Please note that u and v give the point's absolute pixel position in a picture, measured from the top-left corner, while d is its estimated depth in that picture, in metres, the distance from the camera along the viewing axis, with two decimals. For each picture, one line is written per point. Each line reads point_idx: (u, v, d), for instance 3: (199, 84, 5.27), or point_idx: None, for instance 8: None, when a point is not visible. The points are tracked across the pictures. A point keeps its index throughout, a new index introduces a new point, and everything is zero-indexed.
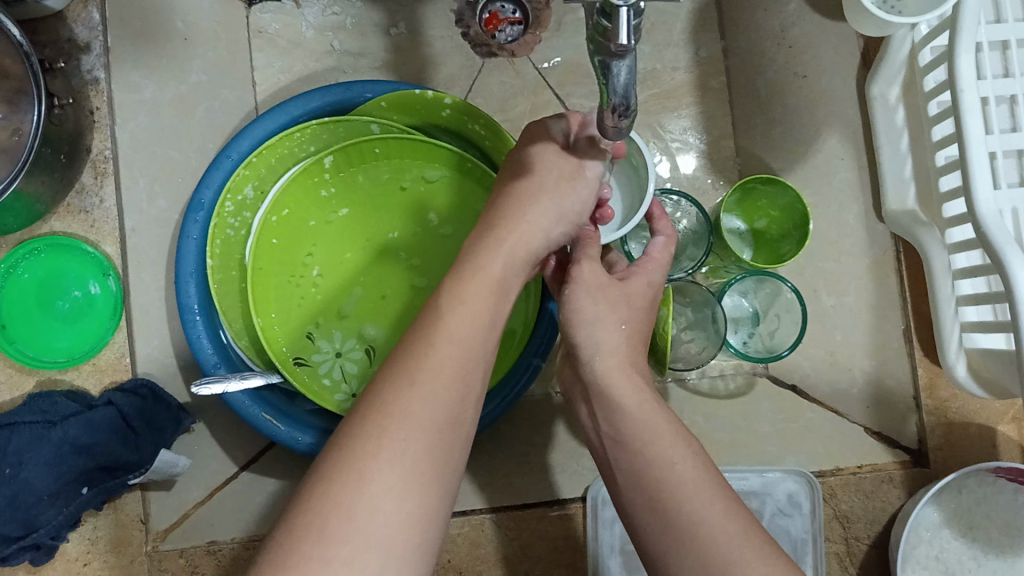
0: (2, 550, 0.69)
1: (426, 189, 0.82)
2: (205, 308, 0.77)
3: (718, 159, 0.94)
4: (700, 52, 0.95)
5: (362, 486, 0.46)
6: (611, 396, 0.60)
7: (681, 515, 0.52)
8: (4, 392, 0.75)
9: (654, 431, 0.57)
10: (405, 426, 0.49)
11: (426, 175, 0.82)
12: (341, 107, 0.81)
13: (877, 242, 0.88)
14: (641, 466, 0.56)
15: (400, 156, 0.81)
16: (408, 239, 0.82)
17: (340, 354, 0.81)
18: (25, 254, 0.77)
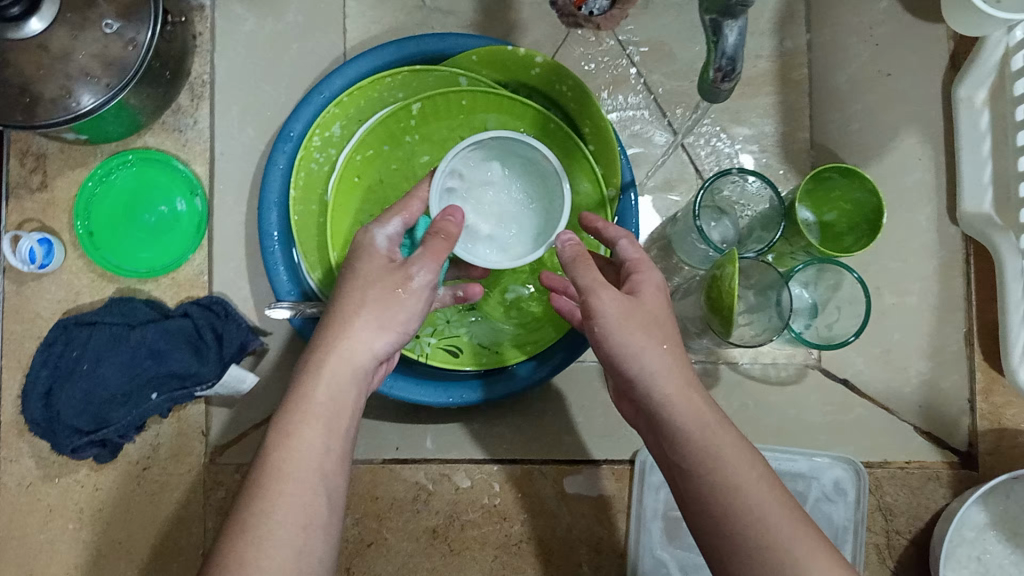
0: (70, 441, 0.72)
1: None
2: (283, 237, 0.80)
3: (791, 151, 0.95)
4: (784, 43, 0.95)
5: (264, 541, 0.50)
6: (663, 397, 0.56)
7: (736, 513, 0.51)
8: (85, 296, 0.77)
9: (704, 428, 0.54)
10: (289, 487, 0.53)
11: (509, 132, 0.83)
12: (430, 59, 0.84)
13: (947, 244, 0.87)
14: (691, 457, 0.54)
15: (485, 112, 0.83)
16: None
17: None
18: (121, 165, 0.79)
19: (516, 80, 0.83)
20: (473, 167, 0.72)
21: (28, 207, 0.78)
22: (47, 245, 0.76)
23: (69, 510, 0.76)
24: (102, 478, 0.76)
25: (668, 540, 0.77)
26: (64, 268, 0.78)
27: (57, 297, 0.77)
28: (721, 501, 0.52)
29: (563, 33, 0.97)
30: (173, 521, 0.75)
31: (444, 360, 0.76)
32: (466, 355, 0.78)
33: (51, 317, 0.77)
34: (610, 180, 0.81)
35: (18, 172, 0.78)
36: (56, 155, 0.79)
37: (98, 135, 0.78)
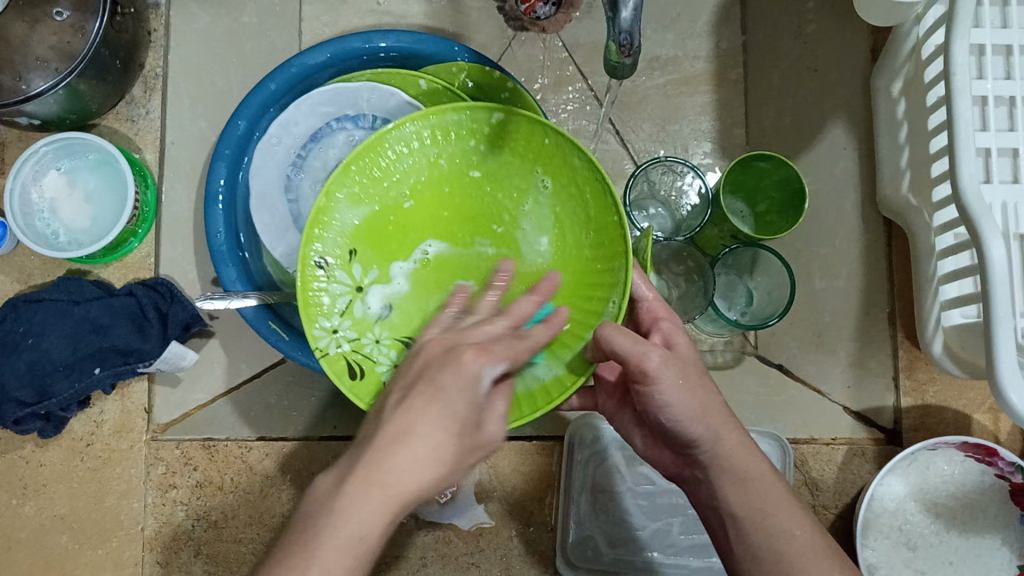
0: (13, 412, 0.74)
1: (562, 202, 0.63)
2: (231, 240, 0.82)
3: (728, 146, 0.98)
4: (721, 44, 0.99)
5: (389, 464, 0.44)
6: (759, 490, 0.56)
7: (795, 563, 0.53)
8: (36, 276, 0.80)
9: (757, 479, 0.57)
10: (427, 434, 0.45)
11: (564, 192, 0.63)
12: (393, 57, 0.86)
13: (870, 227, 0.91)
14: (740, 508, 0.57)
15: (546, 172, 0.64)
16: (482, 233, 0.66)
17: (335, 332, 0.61)
18: (74, 155, 0.81)
19: (491, 98, 0.85)
20: (72, 180, 0.80)
21: None
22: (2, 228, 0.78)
23: (12, 486, 0.78)
24: (46, 454, 0.78)
25: (597, 513, 0.79)
26: (16, 253, 0.80)
27: (10, 279, 0.80)
28: (757, 520, 0.56)
29: (508, 36, 1.00)
30: (116, 495, 0.78)
31: (356, 377, 0.60)
32: (364, 382, 0.60)
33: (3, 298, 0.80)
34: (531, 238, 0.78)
35: None
36: (12, 143, 0.82)
37: (51, 122, 0.79)
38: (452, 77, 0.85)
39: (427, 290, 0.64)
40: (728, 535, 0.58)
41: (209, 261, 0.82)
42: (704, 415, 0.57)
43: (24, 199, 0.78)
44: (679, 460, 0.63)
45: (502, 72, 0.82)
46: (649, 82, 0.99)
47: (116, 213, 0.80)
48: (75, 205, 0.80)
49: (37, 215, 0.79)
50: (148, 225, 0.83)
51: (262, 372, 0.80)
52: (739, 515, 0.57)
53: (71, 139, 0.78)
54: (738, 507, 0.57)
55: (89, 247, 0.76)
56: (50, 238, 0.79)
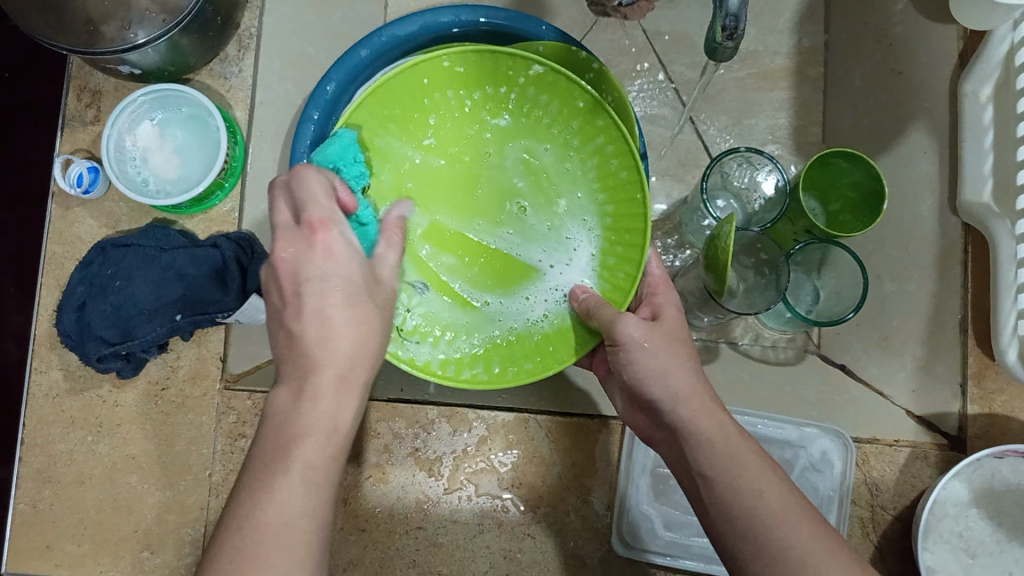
0: (96, 351, 0.76)
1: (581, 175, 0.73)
2: None
3: (803, 143, 0.97)
4: (802, 41, 0.99)
5: (270, 519, 0.44)
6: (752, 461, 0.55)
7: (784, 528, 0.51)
8: (123, 223, 0.83)
9: (735, 440, 0.56)
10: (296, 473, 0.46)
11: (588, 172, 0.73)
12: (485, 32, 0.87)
13: (948, 234, 0.89)
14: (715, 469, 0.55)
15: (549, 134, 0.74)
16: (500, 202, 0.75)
17: (408, 309, 0.72)
18: (168, 107, 0.83)
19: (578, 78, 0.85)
20: (164, 130, 0.82)
21: (81, 137, 0.83)
22: (94, 172, 0.80)
23: (88, 424, 0.80)
24: (122, 394, 0.81)
25: (654, 496, 0.81)
26: (106, 198, 0.83)
27: (99, 224, 0.82)
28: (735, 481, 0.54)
29: (590, 20, 1.01)
30: (187, 440, 0.80)
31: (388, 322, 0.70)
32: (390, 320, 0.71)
33: (91, 241, 0.82)
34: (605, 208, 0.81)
35: (74, 106, 0.84)
36: (110, 93, 0.84)
37: (151, 73, 0.81)
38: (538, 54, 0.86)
39: (448, 245, 0.75)
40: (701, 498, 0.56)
41: None
42: (664, 360, 0.60)
43: (119, 146, 0.80)
44: (650, 425, 0.63)
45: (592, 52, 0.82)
46: (728, 75, 0.99)
47: (205, 167, 0.82)
48: (165, 154, 0.82)
49: (129, 162, 0.81)
50: (234, 180, 0.84)
51: None
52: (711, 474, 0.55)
53: (167, 89, 0.80)
54: (712, 468, 0.55)
55: (179, 197, 0.78)
56: (139, 185, 0.81)
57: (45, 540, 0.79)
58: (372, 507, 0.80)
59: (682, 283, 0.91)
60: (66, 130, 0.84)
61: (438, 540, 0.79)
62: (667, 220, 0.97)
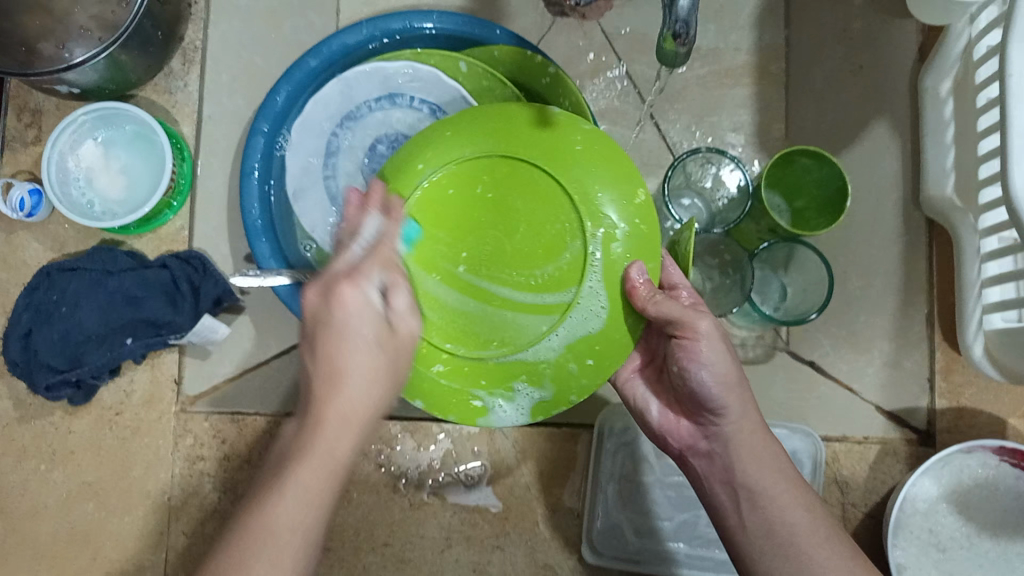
0: (45, 379, 0.74)
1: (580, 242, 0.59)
2: (267, 225, 0.82)
3: (767, 140, 0.96)
4: (763, 37, 0.97)
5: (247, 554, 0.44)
6: (790, 534, 0.57)
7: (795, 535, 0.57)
8: (70, 245, 0.80)
9: (796, 509, 0.58)
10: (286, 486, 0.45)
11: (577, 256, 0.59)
12: (436, 43, 0.87)
13: (911, 227, 0.90)
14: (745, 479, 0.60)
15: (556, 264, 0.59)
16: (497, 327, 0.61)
17: None
18: (111, 126, 0.80)
19: (535, 87, 0.83)
20: (109, 149, 0.80)
21: (23, 158, 0.81)
22: (37, 195, 0.78)
23: (38, 454, 0.78)
24: (75, 422, 0.78)
25: (622, 504, 0.78)
26: (51, 220, 0.80)
27: (44, 247, 0.80)
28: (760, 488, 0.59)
29: (548, 21, 0.99)
30: (142, 467, 0.78)
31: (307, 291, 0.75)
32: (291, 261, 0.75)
33: (38, 265, 0.80)
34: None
35: (15, 126, 0.82)
36: (51, 112, 0.82)
37: (91, 91, 0.78)
38: (493, 60, 0.85)
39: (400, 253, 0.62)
40: (742, 516, 0.59)
41: (243, 239, 0.82)
42: (731, 382, 0.60)
43: (61, 167, 0.78)
44: (694, 433, 0.64)
45: (546, 58, 0.81)
46: (689, 73, 0.98)
47: (152, 186, 0.79)
48: (110, 174, 0.80)
49: (73, 183, 0.79)
50: (183, 197, 0.82)
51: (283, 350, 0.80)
52: (758, 496, 0.59)
53: (110, 104, 0.77)
54: (758, 544, 0.58)
55: (125, 219, 0.75)
56: (85, 207, 0.79)
57: None
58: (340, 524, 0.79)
59: None
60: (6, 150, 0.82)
61: (405, 557, 0.79)
62: None
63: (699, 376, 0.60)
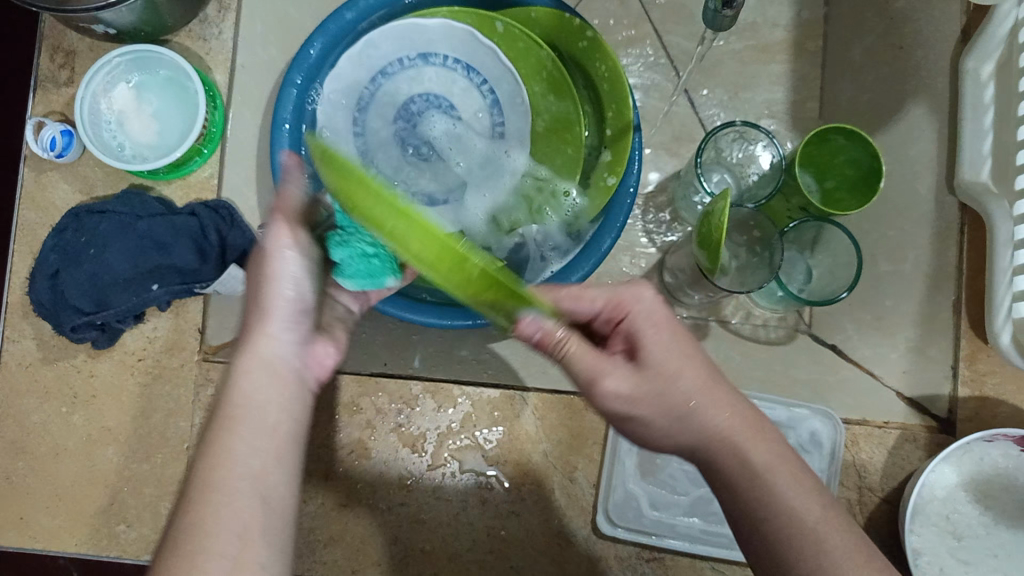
0: (71, 320, 0.74)
1: (441, 264, 0.44)
2: None
3: (800, 120, 0.95)
4: (802, 14, 0.96)
5: None
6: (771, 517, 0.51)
7: (771, 504, 0.51)
8: (99, 188, 0.80)
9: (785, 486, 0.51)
10: None
11: (408, 244, 0.43)
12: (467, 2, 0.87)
13: (944, 214, 0.88)
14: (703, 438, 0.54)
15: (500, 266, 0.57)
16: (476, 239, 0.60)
17: None
18: (145, 70, 0.80)
19: (569, 50, 0.84)
20: (142, 93, 0.79)
21: (55, 100, 0.81)
22: (68, 136, 0.78)
23: (62, 395, 0.78)
24: (98, 365, 0.78)
25: (642, 475, 0.80)
26: (80, 162, 0.80)
27: (73, 189, 0.80)
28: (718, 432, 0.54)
29: None
30: (163, 413, 0.78)
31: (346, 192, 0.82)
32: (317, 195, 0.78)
33: (65, 207, 0.80)
34: (614, 167, 0.82)
35: (48, 67, 0.81)
36: (85, 53, 0.81)
37: (127, 33, 0.78)
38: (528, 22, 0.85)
39: None
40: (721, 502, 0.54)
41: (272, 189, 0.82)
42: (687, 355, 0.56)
43: (94, 109, 0.78)
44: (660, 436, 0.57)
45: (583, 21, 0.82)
46: (725, 48, 0.96)
47: (184, 133, 0.79)
48: (141, 119, 0.79)
49: (105, 126, 0.78)
50: (214, 146, 0.81)
51: None
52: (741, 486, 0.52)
53: (149, 49, 0.77)
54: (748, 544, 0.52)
55: (156, 163, 0.75)
56: (116, 150, 0.78)
57: (19, 512, 0.77)
58: (355, 481, 0.79)
59: (674, 260, 0.91)
60: (38, 91, 0.81)
61: (421, 518, 0.78)
62: (661, 192, 0.96)
63: (608, 387, 0.55)
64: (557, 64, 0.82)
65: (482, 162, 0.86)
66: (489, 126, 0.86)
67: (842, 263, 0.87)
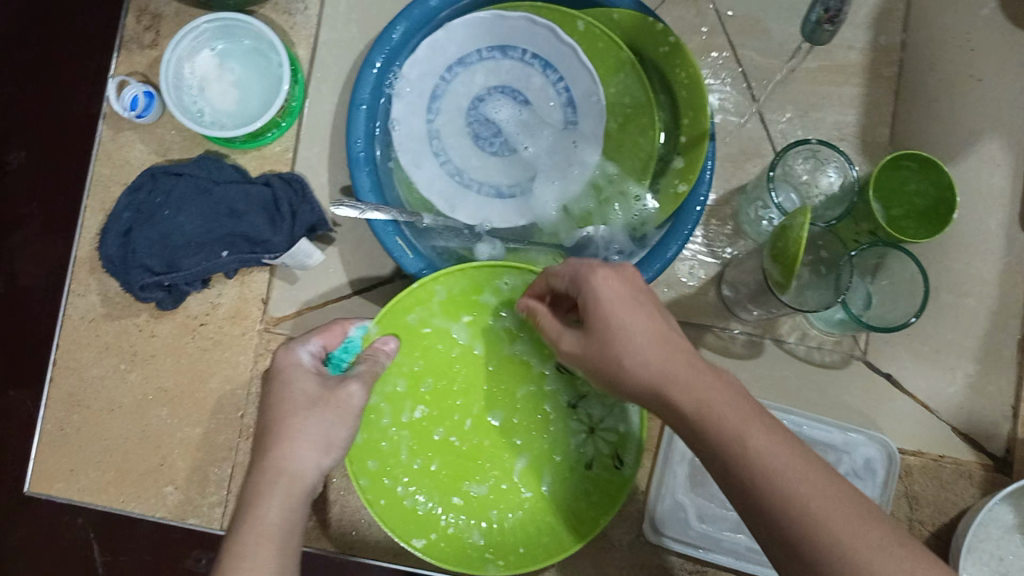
0: (140, 279, 0.75)
1: (381, 435, 0.71)
2: (370, 158, 0.81)
3: (870, 144, 0.94)
4: (879, 39, 0.96)
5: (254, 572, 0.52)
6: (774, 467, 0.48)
7: (743, 452, 0.49)
8: (175, 152, 0.80)
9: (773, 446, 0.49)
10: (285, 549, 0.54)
11: (380, 484, 0.69)
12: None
13: (1014, 249, 0.88)
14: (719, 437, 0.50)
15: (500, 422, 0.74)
16: (480, 385, 0.74)
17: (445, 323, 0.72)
18: (230, 38, 0.80)
19: (649, 53, 0.83)
20: (226, 61, 0.80)
21: (138, 60, 0.81)
22: (150, 97, 0.78)
23: (122, 352, 0.79)
24: (159, 325, 0.79)
25: (691, 488, 0.78)
26: (158, 124, 0.80)
27: (148, 150, 0.80)
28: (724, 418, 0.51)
29: None
30: (219, 379, 0.78)
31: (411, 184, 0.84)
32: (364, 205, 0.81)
33: (140, 167, 0.80)
34: (686, 175, 0.81)
35: (133, 27, 0.82)
36: (171, 17, 0.81)
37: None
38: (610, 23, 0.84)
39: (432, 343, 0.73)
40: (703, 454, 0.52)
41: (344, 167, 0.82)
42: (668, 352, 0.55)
43: (177, 72, 0.78)
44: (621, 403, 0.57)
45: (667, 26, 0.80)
46: (799, 66, 0.96)
47: (264, 105, 0.79)
48: (222, 87, 0.79)
49: (186, 89, 0.78)
50: (291, 120, 0.82)
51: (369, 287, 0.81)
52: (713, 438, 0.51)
53: (238, 17, 0.77)
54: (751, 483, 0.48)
55: (238, 133, 0.75)
56: (195, 115, 0.78)
57: (68, 465, 0.78)
58: None
59: (735, 274, 0.90)
60: (121, 50, 0.82)
61: None
62: (724, 205, 0.95)
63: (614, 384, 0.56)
64: (636, 69, 0.81)
65: (553, 159, 0.86)
66: (563, 124, 0.86)
67: (910, 291, 0.85)
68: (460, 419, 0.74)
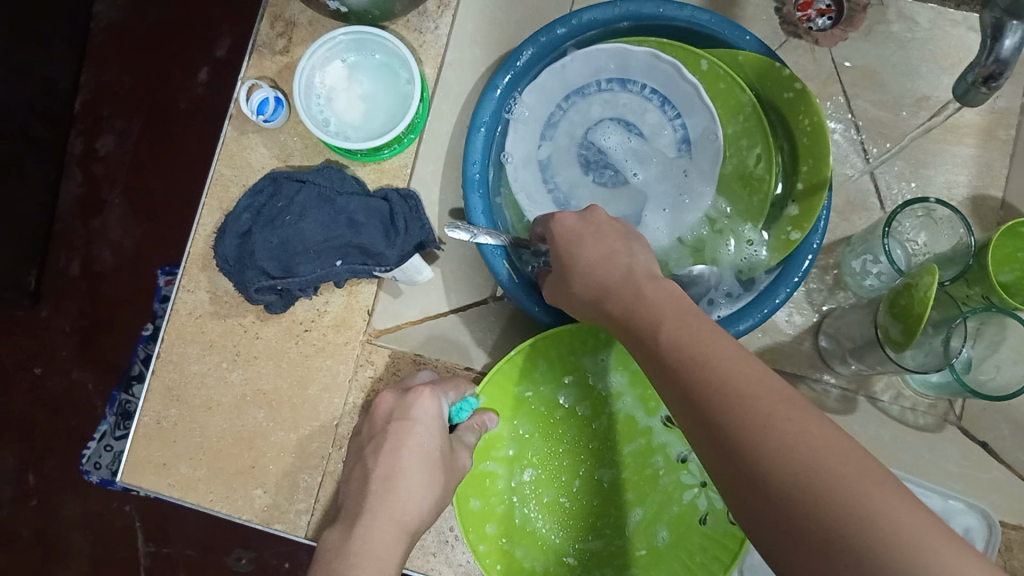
0: (256, 281, 0.75)
1: (494, 497, 0.75)
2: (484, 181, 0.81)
3: (980, 207, 0.93)
4: (998, 101, 0.94)
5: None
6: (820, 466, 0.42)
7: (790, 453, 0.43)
8: (296, 158, 0.82)
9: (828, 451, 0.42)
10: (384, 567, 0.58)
11: (503, 534, 0.74)
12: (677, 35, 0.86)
13: None
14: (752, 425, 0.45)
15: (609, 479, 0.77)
16: (589, 442, 0.78)
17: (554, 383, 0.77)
18: (361, 51, 0.81)
19: (772, 98, 0.82)
20: (356, 73, 0.81)
21: (268, 66, 0.83)
22: (278, 103, 0.80)
23: (224, 350, 0.80)
24: (264, 328, 0.80)
25: None
26: (282, 129, 0.82)
27: (270, 154, 0.82)
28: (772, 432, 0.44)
29: (779, 38, 0.97)
30: (319, 387, 0.79)
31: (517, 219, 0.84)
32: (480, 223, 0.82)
33: (261, 170, 0.82)
34: (800, 223, 0.80)
35: (266, 33, 0.83)
36: (304, 26, 0.83)
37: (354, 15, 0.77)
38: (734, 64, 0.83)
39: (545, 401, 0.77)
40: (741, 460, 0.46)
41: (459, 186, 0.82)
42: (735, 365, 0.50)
43: (309, 81, 0.79)
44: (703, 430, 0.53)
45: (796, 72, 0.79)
46: (913, 121, 0.94)
47: (390, 122, 0.81)
48: (350, 100, 0.81)
49: (315, 99, 0.80)
50: (413, 136, 0.83)
51: (466, 306, 0.84)
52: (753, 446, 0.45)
53: (375, 32, 0.78)
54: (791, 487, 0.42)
55: (365, 145, 0.76)
56: (321, 124, 0.80)
57: (162, 457, 0.78)
58: None
59: (833, 325, 0.89)
60: (253, 55, 0.83)
61: None
62: (827, 255, 0.94)
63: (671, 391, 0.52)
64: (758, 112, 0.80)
65: (662, 189, 0.86)
66: (675, 158, 0.85)
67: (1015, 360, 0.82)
68: (567, 478, 0.77)
